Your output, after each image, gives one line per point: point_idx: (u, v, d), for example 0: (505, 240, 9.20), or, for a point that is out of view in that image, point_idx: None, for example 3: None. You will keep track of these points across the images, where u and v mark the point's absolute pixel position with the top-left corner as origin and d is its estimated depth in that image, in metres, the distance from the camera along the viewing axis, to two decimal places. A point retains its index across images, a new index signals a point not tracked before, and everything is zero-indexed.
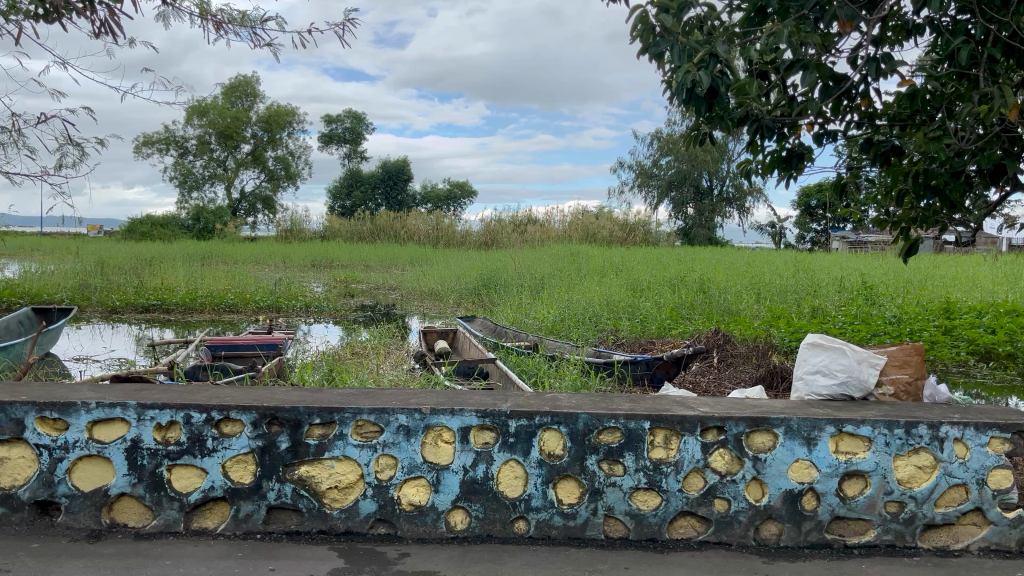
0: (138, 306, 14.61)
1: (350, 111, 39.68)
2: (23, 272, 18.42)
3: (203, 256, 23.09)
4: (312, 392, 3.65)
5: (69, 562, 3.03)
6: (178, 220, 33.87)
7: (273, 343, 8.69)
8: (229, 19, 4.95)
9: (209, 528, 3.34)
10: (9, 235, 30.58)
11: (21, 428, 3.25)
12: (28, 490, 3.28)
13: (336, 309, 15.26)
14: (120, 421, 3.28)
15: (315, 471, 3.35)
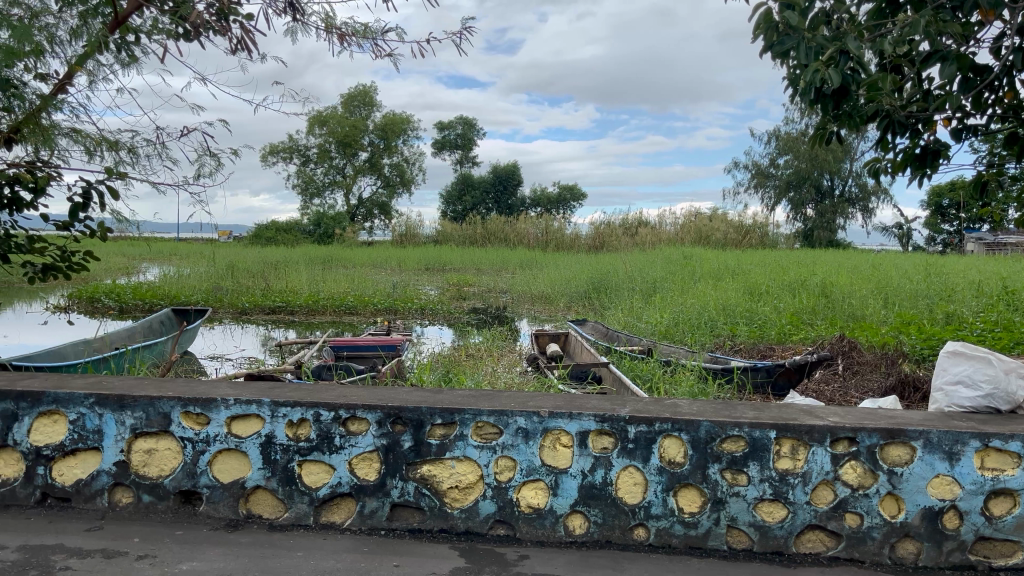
0: (266, 307, 15.37)
1: (461, 117, 40.38)
2: (163, 276, 19.71)
3: (323, 260, 24.06)
4: (433, 393, 3.73)
5: (210, 549, 3.21)
6: (300, 225, 35.46)
7: (393, 344, 8.96)
8: (353, 31, 5.10)
9: (336, 523, 3.46)
10: (148, 241, 32.81)
11: (167, 421, 3.47)
12: (173, 481, 3.50)
13: (450, 312, 15.55)
14: (255, 417, 3.45)
15: (437, 470, 3.42)
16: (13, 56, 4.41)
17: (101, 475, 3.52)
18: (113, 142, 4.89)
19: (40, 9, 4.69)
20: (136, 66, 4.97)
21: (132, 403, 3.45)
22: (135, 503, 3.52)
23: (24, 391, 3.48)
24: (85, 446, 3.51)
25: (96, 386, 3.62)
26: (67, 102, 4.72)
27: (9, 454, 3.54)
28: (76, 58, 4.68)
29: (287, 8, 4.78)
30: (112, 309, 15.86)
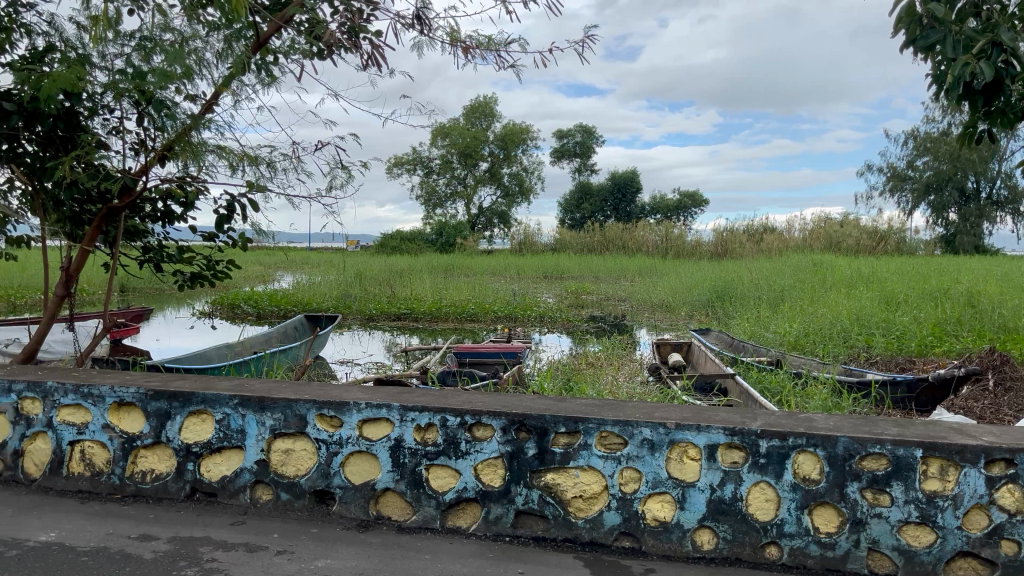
0: (392, 315, 15.88)
1: (580, 124, 40.37)
2: (297, 284, 20.72)
3: (445, 269, 24.63)
4: (557, 401, 3.73)
5: (344, 548, 3.33)
6: (423, 235, 36.58)
7: (514, 351, 9.04)
8: (477, 44, 5.19)
9: (462, 527, 3.51)
10: (282, 250, 34.64)
11: (304, 423, 3.63)
12: (308, 480, 3.65)
13: (569, 320, 15.55)
14: (385, 421, 3.56)
15: (561, 479, 3.41)
16: (168, 79, 4.75)
17: (243, 473, 3.72)
18: (254, 157, 5.18)
19: (190, 34, 5.02)
20: (275, 85, 5.25)
21: (273, 404, 3.63)
22: (275, 500, 3.69)
23: (176, 391, 3.72)
24: (230, 444, 3.71)
25: (239, 387, 3.83)
26: (214, 121, 5.04)
27: (162, 450, 3.78)
28: (222, 79, 4.99)
29: (415, 22, 4.93)
30: (250, 315, 16.83)
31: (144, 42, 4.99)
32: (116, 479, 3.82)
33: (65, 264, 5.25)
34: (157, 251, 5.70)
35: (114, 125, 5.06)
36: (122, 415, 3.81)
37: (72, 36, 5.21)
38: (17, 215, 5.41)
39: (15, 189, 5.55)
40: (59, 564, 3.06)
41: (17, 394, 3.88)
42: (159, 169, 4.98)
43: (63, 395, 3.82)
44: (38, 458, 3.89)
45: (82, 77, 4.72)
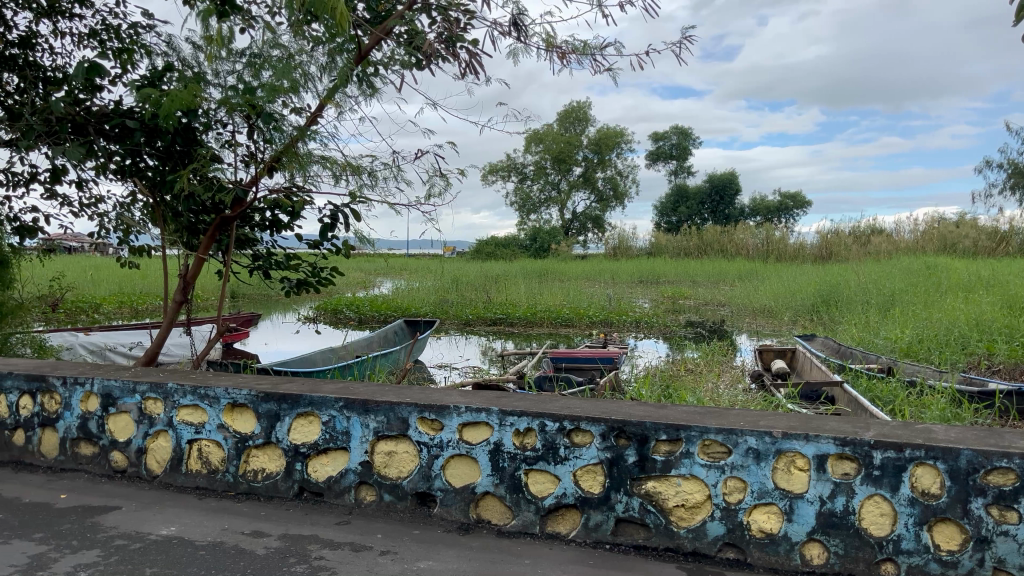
0: (488, 320, 16.04)
1: (676, 127, 39.77)
2: (397, 289, 21.21)
3: (540, 274, 24.70)
4: (657, 408, 3.68)
5: (445, 550, 3.37)
6: (518, 241, 36.90)
7: (611, 357, 8.98)
8: (572, 49, 5.19)
9: (562, 533, 3.50)
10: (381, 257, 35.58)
11: (406, 426, 3.70)
12: (411, 482, 3.72)
13: (667, 325, 15.31)
14: (484, 425, 3.59)
15: (663, 487, 3.35)
16: (276, 93, 4.95)
17: (348, 473, 3.82)
18: (356, 166, 5.33)
19: (297, 50, 5.21)
20: (376, 96, 5.40)
21: (376, 407, 3.72)
22: (378, 501, 3.77)
23: (286, 393, 3.86)
24: (336, 446, 3.82)
25: (344, 390, 3.95)
26: (318, 133, 5.22)
27: (272, 450, 3.93)
28: (326, 92, 5.16)
29: (511, 29, 4.97)
30: (352, 320, 17.34)
31: (254, 59, 5.22)
32: (231, 477, 3.99)
33: (183, 271, 5.54)
34: (266, 259, 5.93)
35: (226, 138, 5.30)
36: (235, 415, 3.98)
37: (189, 56, 5.50)
38: (141, 226, 5.79)
39: (138, 201, 5.90)
40: (179, 558, 3.22)
41: (140, 394, 4.10)
42: (268, 180, 5.19)
43: (182, 396, 4.03)
44: (160, 456, 4.11)
45: (198, 94, 4.98)
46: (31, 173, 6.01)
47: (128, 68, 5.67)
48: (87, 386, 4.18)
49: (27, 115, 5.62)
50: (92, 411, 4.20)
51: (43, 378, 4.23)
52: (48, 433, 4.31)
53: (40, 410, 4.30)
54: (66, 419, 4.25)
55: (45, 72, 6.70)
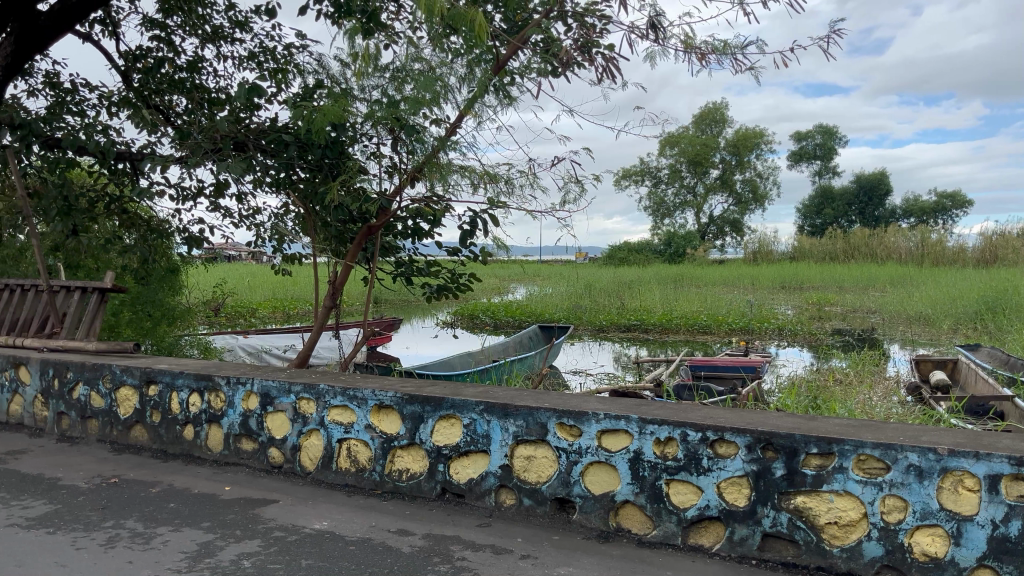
0: (622, 326, 15.92)
1: (820, 125, 38.03)
2: (531, 295, 21.44)
3: (675, 279, 24.28)
4: (807, 420, 3.52)
5: (585, 557, 3.36)
6: (652, 246, 36.47)
7: (753, 365, 8.69)
8: (712, 48, 5.09)
9: (705, 546, 3.41)
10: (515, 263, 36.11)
11: (545, 431, 3.72)
12: (550, 487, 3.73)
13: (812, 333, 14.65)
14: (624, 432, 3.55)
15: (814, 503, 3.19)
16: (419, 105, 5.12)
17: (489, 476, 3.88)
18: (493, 174, 5.43)
19: (439, 62, 5.35)
20: (513, 105, 5.47)
21: (515, 412, 3.76)
22: (517, 505, 3.81)
23: (429, 396, 3.97)
24: (476, 449, 3.89)
25: (484, 394, 4.02)
26: (458, 142, 5.35)
27: (416, 450, 4.05)
28: (465, 102, 5.27)
29: (649, 33, 4.92)
30: (488, 325, 17.68)
31: (397, 73, 5.41)
32: (377, 476, 4.15)
33: (332, 277, 5.82)
34: (408, 265, 6.14)
35: (372, 150, 5.53)
36: (382, 416, 4.13)
37: (337, 72, 5.78)
38: (294, 235, 6.13)
39: (291, 211, 6.27)
40: (331, 551, 3.38)
41: (295, 394, 4.33)
42: (410, 190, 5.38)
43: (332, 396, 4.22)
44: (312, 453, 4.32)
45: (347, 109, 5.22)
46: (198, 187, 6.51)
47: (282, 86, 6.03)
48: (247, 386, 4.46)
49: (196, 134, 6.10)
50: (251, 409, 4.48)
51: (210, 377, 4.54)
52: (214, 429, 4.63)
53: (206, 407, 4.62)
54: (229, 416, 4.55)
55: (209, 93, 7.23)
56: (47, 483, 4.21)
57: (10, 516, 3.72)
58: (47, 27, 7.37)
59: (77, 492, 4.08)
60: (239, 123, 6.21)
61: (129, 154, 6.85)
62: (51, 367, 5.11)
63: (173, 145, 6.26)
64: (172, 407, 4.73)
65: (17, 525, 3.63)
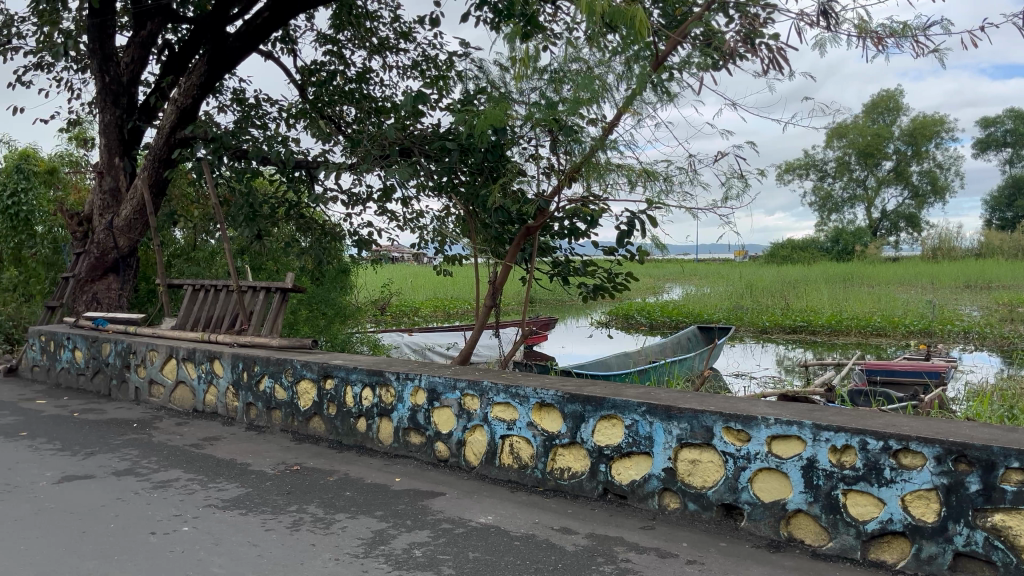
0: (786, 327, 15.28)
1: (1011, 109, 34.79)
2: (689, 295, 21.03)
3: (845, 278, 22.98)
4: (1004, 431, 3.22)
5: (754, 567, 3.24)
6: (818, 244, 34.74)
7: (938, 370, 8.08)
8: (889, 31, 4.81)
9: (888, 562, 3.20)
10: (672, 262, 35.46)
11: (710, 434, 3.62)
12: (716, 493, 3.63)
13: (1004, 336, 13.43)
14: (796, 439, 3.39)
15: (1013, 522, 2.90)
16: (577, 105, 5.13)
17: (652, 479, 3.83)
18: (651, 172, 5.37)
19: (597, 61, 5.34)
20: (672, 102, 5.39)
21: (679, 414, 3.69)
22: (682, 509, 3.74)
23: (590, 396, 3.98)
24: (639, 450, 3.85)
25: (646, 396, 3.97)
26: (616, 141, 5.32)
27: (578, 450, 4.06)
28: (624, 100, 5.23)
29: (821, 19, 4.70)
30: (644, 325, 17.49)
31: (556, 75, 5.45)
32: (540, 473, 4.20)
33: (492, 278, 5.95)
34: (565, 266, 6.17)
35: (530, 152, 5.62)
36: (543, 415, 4.17)
37: (496, 77, 5.89)
38: (455, 238, 6.31)
39: (452, 213, 6.49)
40: (497, 545, 3.45)
41: (460, 390, 4.46)
42: (568, 191, 5.40)
43: (496, 393, 4.32)
44: (476, 448, 4.44)
45: (507, 112, 5.33)
46: (367, 193, 6.87)
47: (444, 92, 6.25)
48: (415, 381, 4.64)
49: (366, 143, 6.45)
50: (420, 404, 4.66)
51: (381, 372, 4.77)
52: (384, 422, 4.85)
53: (378, 402, 4.86)
54: (398, 410, 4.76)
55: (376, 102, 7.61)
56: (239, 468, 4.57)
57: (208, 497, 4.08)
58: (234, 48, 8.02)
59: (264, 477, 4.40)
60: (405, 130, 6.50)
61: (306, 162, 7.33)
62: (241, 360, 5.54)
63: (345, 153, 6.64)
64: (347, 400, 5.01)
65: (215, 505, 3.96)
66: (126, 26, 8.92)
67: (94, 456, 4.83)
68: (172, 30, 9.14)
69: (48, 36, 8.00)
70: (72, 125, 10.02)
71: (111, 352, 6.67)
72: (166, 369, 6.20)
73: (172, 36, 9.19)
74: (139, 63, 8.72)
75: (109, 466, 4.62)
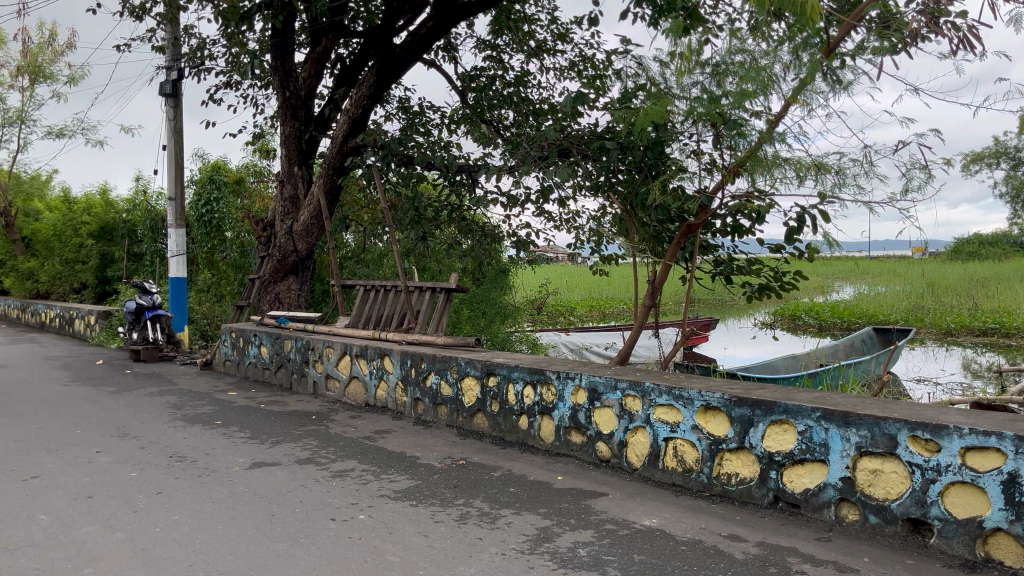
0: (974, 329, 14.07)
1: None
2: (861, 295, 19.84)
3: None
4: None
5: None
6: (1010, 239, 31.74)
7: None
8: None
9: None
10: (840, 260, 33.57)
11: (894, 443, 3.38)
12: (901, 506, 3.38)
13: None
14: (995, 451, 3.09)
15: None
16: (743, 97, 4.97)
17: (828, 488, 3.63)
18: (823, 164, 5.12)
19: (764, 51, 5.14)
20: (845, 91, 5.10)
21: (858, 420, 3.48)
22: (862, 522, 3.52)
23: (760, 400, 3.83)
24: (813, 458, 3.66)
25: (821, 400, 3.77)
26: (782, 133, 5.09)
27: (746, 455, 3.92)
28: (792, 90, 5.01)
29: None
30: (812, 326, 16.68)
31: (720, 67, 5.30)
32: (705, 478, 4.09)
33: (651, 277, 5.85)
34: (728, 264, 5.98)
35: (691, 148, 5.49)
36: (709, 418, 4.06)
37: (656, 73, 5.81)
38: (613, 238, 6.26)
39: (610, 213, 6.45)
40: (663, 549, 3.39)
41: (621, 391, 4.42)
42: (731, 186, 5.22)
43: (659, 395, 4.25)
44: (638, 450, 4.39)
45: (667, 107, 5.23)
46: (526, 194, 6.98)
47: (602, 91, 6.23)
48: (576, 381, 4.65)
49: (526, 144, 6.55)
50: (581, 403, 4.66)
51: (543, 371, 4.82)
52: (546, 420, 4.90)
53: (539, 400, 4.91)
54: (560, 409, 4.78)
55: (534, 104, 7.72)
56: (408, 460, 4.77)
57: (382, 487, 4.28)
58: (401, 58, 8.38)
59: (433, 470, 4.57)
60: (564, 130, 6.55)
61: (467, 166, 7.55)
62: (409, 357, 5.78)
63: (505, 156, 6.78)
64: (509, 398, 5.10)
65: (388, 495, 4.15)
66: (303, 43, 9.54)
67: (279, 445, 5.20)
68: (344, 44, 9.68)
69: (237, 56, 8.70)
70: (256, 138, 10.84)
71: (292, 348, 7.16)
72: (340, 365, 6.56)
73: (344, 50, 9.73)
74: (315, 78, 9.30)
75: (293, 455, 4.95)
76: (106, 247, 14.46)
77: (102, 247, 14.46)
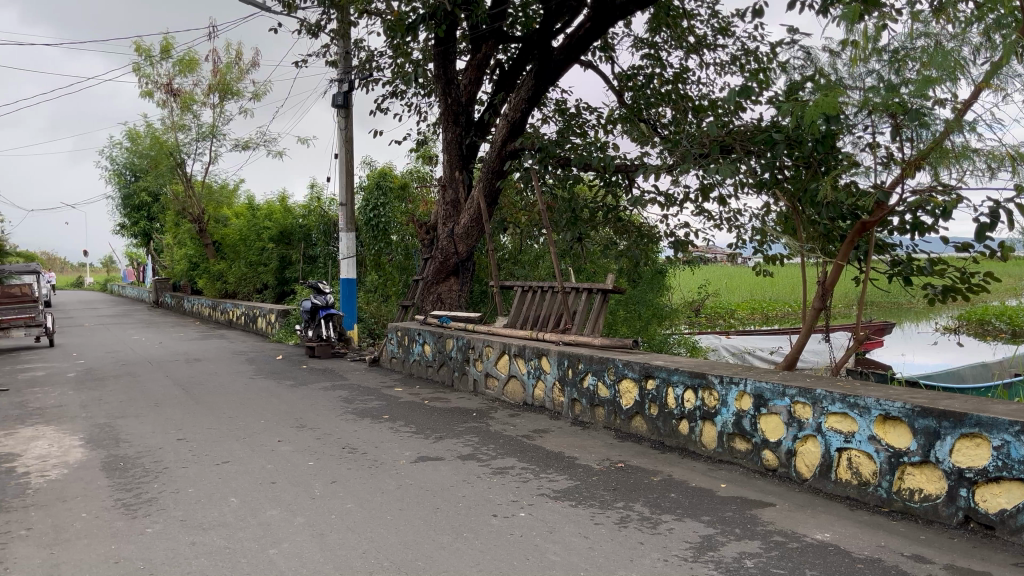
0: None
1: None
2: None
3: None
4: None
5: None
6: None
7: None
8: None
9: None
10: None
11: None
12: None
13: None
14: None
15: None
16: (926, 85, 4.60)
17: None
18: (1019, 155, 4.66)
19: (952, 34, 4.76)
20: None
21: None
22: None
23: (947, 411, 3.54)
24: (1011, 476, 3.31)
25: (1020, 413, 3.43)
26: (971, 122, 4.67)
27: (932, 470, 3.62)
28: (984, 75, 4.59)
29: None
30: (1004, 332, 15.24)
31: (900, 54, 4.96)
32: (884, 493, 3.83)
33: (821, 278, 5.52)
34: (907, 265, 5.59)
35: (866, 141, 5.16)
36: (888, 428, 3.79)
37: (827, 63, 5.52)
38: (777, 237, 5.99)
39: (774, 211, 6.20)
40: (837, 566, 3.21)
41: (790, 397, 4.24)
42: (911, 180, 4.84)
43: (831, 402, 4.03)
44: (809, 459, 4.18)
45: (840, 99, 4.94)
46: (684, 193, 6.84)
47: (768, 85, 5.99)
48: (740, 386, 4.51)
49: (687, 142, 6.43)
50: (745, 409, 4.50)
51: (704, 375, 4.70)
52: (708, 425, 4.76)
53: (701, 404, 4.78)
54: (723, 414, 4.64)
55: (694, 102, 7.56)
56: (568, 460, 4.79)
57: (541, 486, 4.32)
58: (558, 61, 8.43)
59: (591, 472, 4.56)
60: (726, 127, 6.37)
61: (624, 166, 7.48)
62: (567, 358, 5.82)
63: (664, 155, 6.67)
64: (668, 401, 5.01)
65: (547, 494, 4.18)
66: (463, 51, 9.81)
67: (443, 440, 5.38)
68: (503, 50, 9.88)
69: (402, 66, 9.09)
70: (420, 144, 11.28)
71: (454, 347, 7.39)
72: (499, 364, 6.71)
73: (503, 55, 9.92)
74: (475, 84, 9.55)
75: (456, 450, 5.10)
76: (285, 250, 15.53)
77: (281, 250, 15.54)
